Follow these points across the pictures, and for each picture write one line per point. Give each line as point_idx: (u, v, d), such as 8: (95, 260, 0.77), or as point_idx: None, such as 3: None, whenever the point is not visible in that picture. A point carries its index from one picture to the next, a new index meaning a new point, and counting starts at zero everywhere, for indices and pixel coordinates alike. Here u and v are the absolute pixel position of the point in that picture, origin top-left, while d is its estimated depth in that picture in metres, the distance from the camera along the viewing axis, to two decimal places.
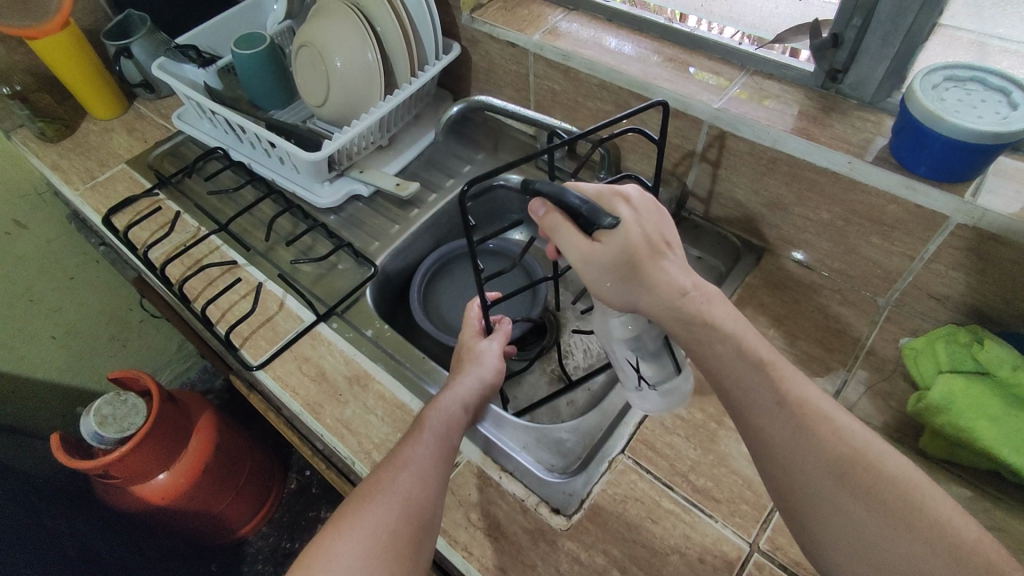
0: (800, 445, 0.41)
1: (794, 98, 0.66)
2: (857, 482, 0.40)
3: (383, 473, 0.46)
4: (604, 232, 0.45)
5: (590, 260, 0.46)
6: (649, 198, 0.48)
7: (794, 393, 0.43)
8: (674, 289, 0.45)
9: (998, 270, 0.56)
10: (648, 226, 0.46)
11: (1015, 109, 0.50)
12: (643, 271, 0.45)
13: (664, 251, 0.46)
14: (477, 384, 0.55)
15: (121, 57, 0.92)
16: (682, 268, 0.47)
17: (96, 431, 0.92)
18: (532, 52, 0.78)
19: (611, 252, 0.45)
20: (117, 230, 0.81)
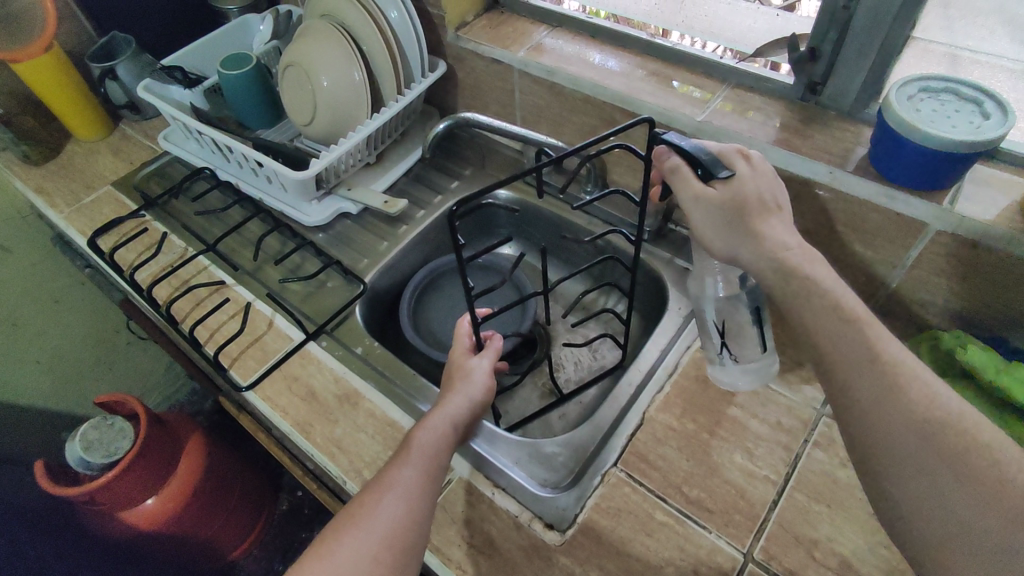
0: (892, 409, 0.40)
1: (775, 110, 0.67)
2: (953, 453, 0.38)
3: (367, 497, 0.45)
4: (720, 181, 0.49)
5: (701, 206, 0.49)
6: (771, 167, 0.51)
7: (891, 356, 0.41)
8: (772, 246, 0.47)
9: (979, 275, 0.57)
10: (762, 184, 0.49)
11: (988, 118, 0.51)
12: (751, 222, 0.48)
13: (775, 210, 0.49)
14: (467, 403, 0.54)
15: (106, 79, 0.91)
16: (789, 230, 0.48)
17: (82, 456, 0.90)
18: (517, 69, 0.79)
19: (723, 200, 0.48)
20: (103, 252, 0.80)
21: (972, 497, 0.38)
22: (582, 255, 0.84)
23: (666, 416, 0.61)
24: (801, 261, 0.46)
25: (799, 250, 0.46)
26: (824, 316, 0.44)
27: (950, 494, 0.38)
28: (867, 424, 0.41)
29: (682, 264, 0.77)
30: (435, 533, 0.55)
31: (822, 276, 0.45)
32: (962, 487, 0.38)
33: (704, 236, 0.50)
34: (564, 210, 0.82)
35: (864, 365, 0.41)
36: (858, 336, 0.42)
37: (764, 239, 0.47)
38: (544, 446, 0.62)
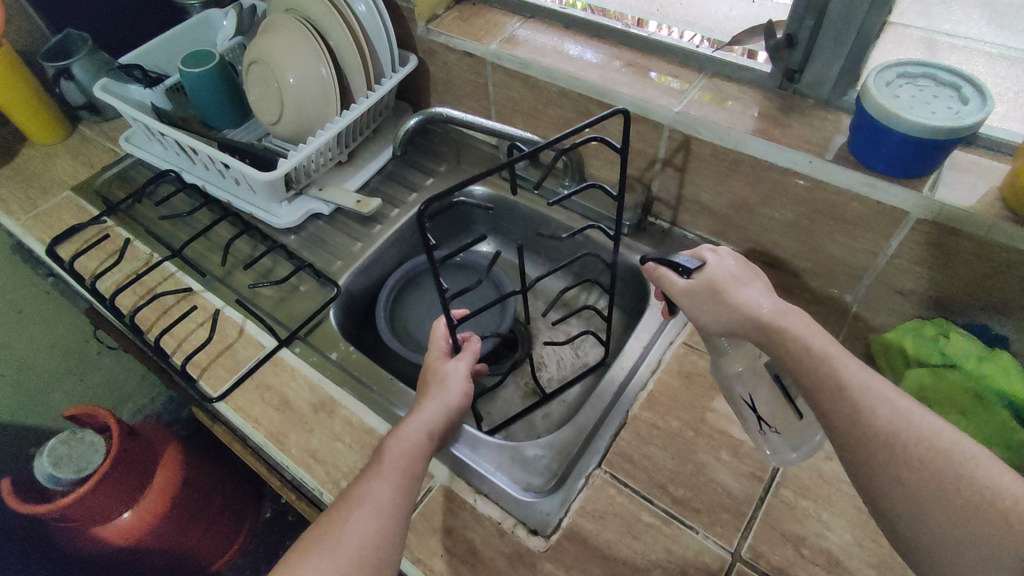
0: (862, 426, 0.39)
1: (753, 99, 0.66)
2: (929, 465, 0.37)
3: (334, 514, 0.44)
4: (693, 274, 0.50)
5: (685, 299, 0.50)
6: (739, 254, 0.52)
7: (856, 379, 0.40)
8: (748, 309, 0.46)
9: (959, 263, 0.56)
10: (733, 269, 0.49)
11: (966, 103, 0.50)
12: (727, 296, 0.47)
13: (751, 284, 0.48)
14: (444, 409, 0.53)
15: (61, 79, 0.88)
16: (764, 294, 0.47)
17: (51, 473, 0.87)
18: (490, 62, 0.77)
19: (699, 290, 0.49)
20: (62, 261, 0.76)
21: (959, 513, 0.36)
22: (562, 251, 0.83)
23: (650, 414, 0.60)
24: (777, 319, 0.45)
25: (777, 311, 0.45)
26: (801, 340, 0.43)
27: (934, 508, 0.36)
28: (844, 444, 0.40)
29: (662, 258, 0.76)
30: (416, 545, 0.53)
31: (795, 323, 0.44)
32: (942, 502, 0.36)
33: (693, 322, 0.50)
34: (541, 206, 0.80)
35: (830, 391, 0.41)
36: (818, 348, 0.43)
37: (740, 306, 0.46)
38: (526, 449, 0.60)
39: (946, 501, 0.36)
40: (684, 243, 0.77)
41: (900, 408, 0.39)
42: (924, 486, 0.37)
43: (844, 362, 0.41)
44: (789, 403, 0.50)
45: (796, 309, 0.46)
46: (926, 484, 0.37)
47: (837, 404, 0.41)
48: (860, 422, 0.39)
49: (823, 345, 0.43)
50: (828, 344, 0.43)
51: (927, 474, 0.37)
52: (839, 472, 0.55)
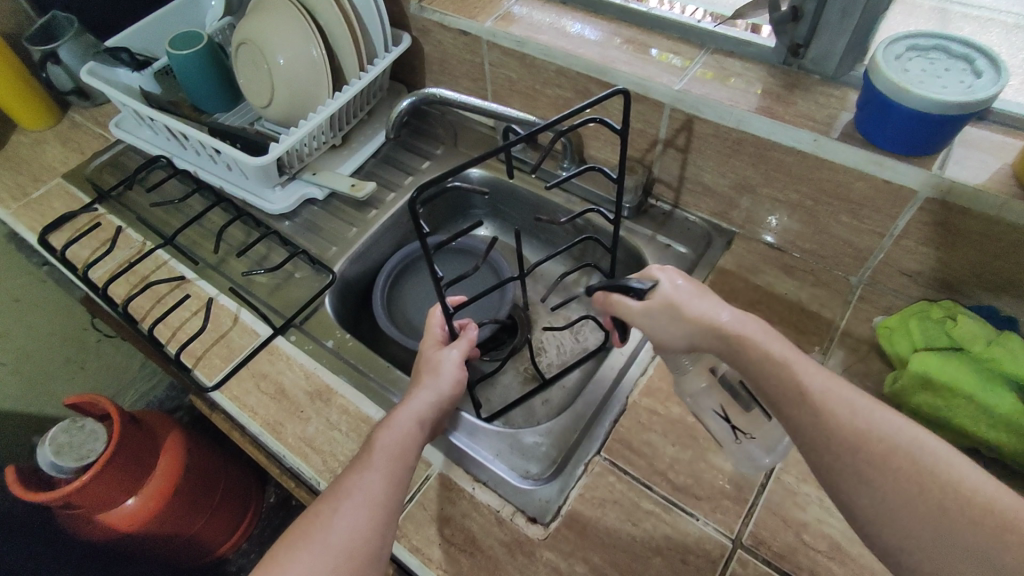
0: (827, 429, 0.39)
1: (756, 75, 0.63)
2: (898, 464, 0.37)
3: (324, 506, 0.43)
4: (648, 294, 0.48)
5: (644, 320, 0.48)
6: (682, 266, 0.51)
7: (816, 384, 0.40)
8: (708, 324, 0.45)
9: (968, 244, 0.54)
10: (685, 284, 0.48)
11: (979, 77, 0.48)
12: (685, 314, 0.46)
13: (705, 295, 0.47)
14: (435, 398, 0.52)
15: (47, 63, 0.86)
16: (718, 304, 0.47)
17: (53, 461, 0.86)
18: (485, 40, 0.75)
19: (658, 311, 0.47)
20: (55, 249, 0.75)
21: (929, 513, 0.36)
22: (560, 235, 0.81)
23: (649, 400, 0.59)
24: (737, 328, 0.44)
25: (738, 321, 0.45)
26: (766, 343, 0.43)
27: (905, 509, 0.36)
28: (813, 450, 0.39)
29: (662, 240, 0.74)
30: (414, 533, 0.53)
31: (755, 332, 0.44)
32: (913, 502, 0.36)
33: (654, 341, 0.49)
34: (539, 189, 0.79)
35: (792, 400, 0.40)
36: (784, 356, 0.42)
37: (702, 320, 0.45)
38: (525, 437, 0.60)
39: (918, 501, 0.36)
40: (685, 225, 0.75)
41: (860, 407, 0.39)
42: (896, 488, 0.36)
43: (802, 367, 0.41)
44: (756, 406, 0.50)
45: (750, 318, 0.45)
46: (901, 484, 0.36)
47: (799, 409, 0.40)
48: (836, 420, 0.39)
49: (782, 351, 0.43)
50: (785, 350, 0.43)
51: (897, 474, 0.37)
52: None
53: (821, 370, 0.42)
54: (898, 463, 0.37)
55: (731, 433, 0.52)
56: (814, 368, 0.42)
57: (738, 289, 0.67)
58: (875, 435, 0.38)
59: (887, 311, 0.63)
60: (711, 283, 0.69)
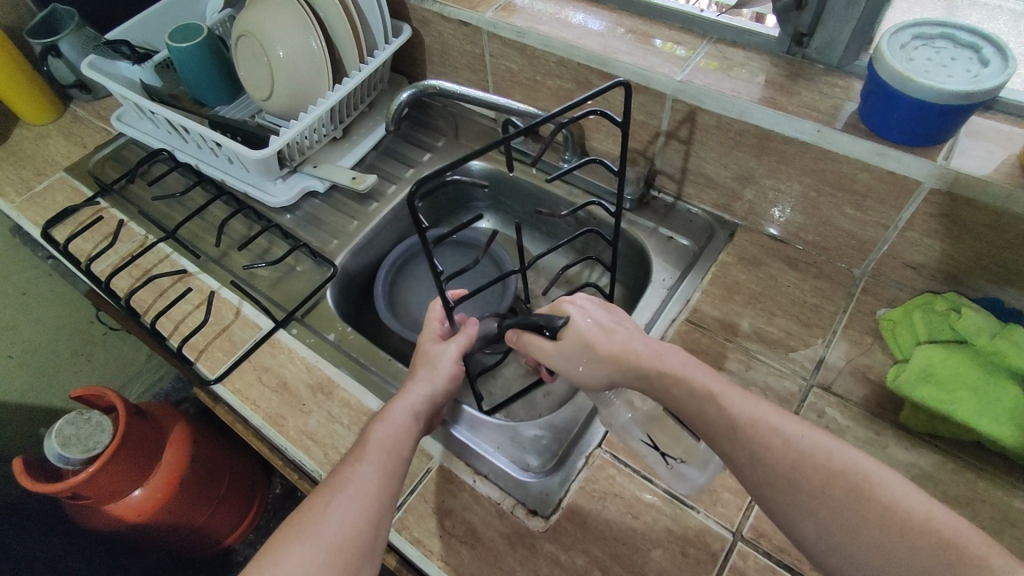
0: (761, 463, 0.39)
1: (760, 65, 0.63)
2: (833, 491, 0.37)
3: (317, 498, 0.44)
4: (561, 330, 0.49)
5: (561, 359, 0.49)
6: (595, 298, 0.52)
7: (745, 413, 0.41)
8: (623, 358, 0.46)
9: (973, 235, 0.54)
10: (598, 317, 0.49)
11: (986, 66, 0.47)
12: (599, 349, 0.47)
13: (618, 328, 0.48)
14: (432, 390, 0.52)
15: (49, 56, 0.86)
16: (637, 335, 0.47)
17: (59, 453, 0.86)
18: (486, 31, 0.74)
19: (572, 349, 0.48)
20: (58, 243, 0.76)
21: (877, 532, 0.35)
22: (562, 227, 0.81)
23: None
24: (654, 360, 0.45)
25: (650, 352, 0.45)
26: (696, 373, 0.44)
27: (848, 536, 0.36)
28: (756, 483, 0.39)
29: (665, 233, 0.74)
30: (415, 525, 0.53)
31: (676, 364, 0.44)
32: (853, 527, 0.36)
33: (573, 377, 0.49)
34: (540, 181, 0.78)
35: (728, 433, 0.40)
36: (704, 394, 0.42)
37: (616, 355, 0.46)
38: (525, 430, 0.59)
39: (859, 526, 0.36)
40: (688, 217, 0.75)
41: (790, 434, 0.39)
42: (836, 515, 0.36)
43: (729, 398, 0.42)
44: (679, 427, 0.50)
45: (662, 344, 0.46)
46: (841, 509, 0.36)
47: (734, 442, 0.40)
48: (784, 442, 0.39)
49: (705, 383, 0.43)
50: (708, 379, 0.43)
51: (835, 501, 0.37)
52: None
53: (747, 396, 0.42)
54: (838, 487, 0.37)
55: (663, 460, 0.52)
56: (741, 396, 0.42)
57: (739, 282, 0.67)
58: (809, 461, 0.38)
59: (890, 303, 0.63)
60: (712, 276, 0.68)
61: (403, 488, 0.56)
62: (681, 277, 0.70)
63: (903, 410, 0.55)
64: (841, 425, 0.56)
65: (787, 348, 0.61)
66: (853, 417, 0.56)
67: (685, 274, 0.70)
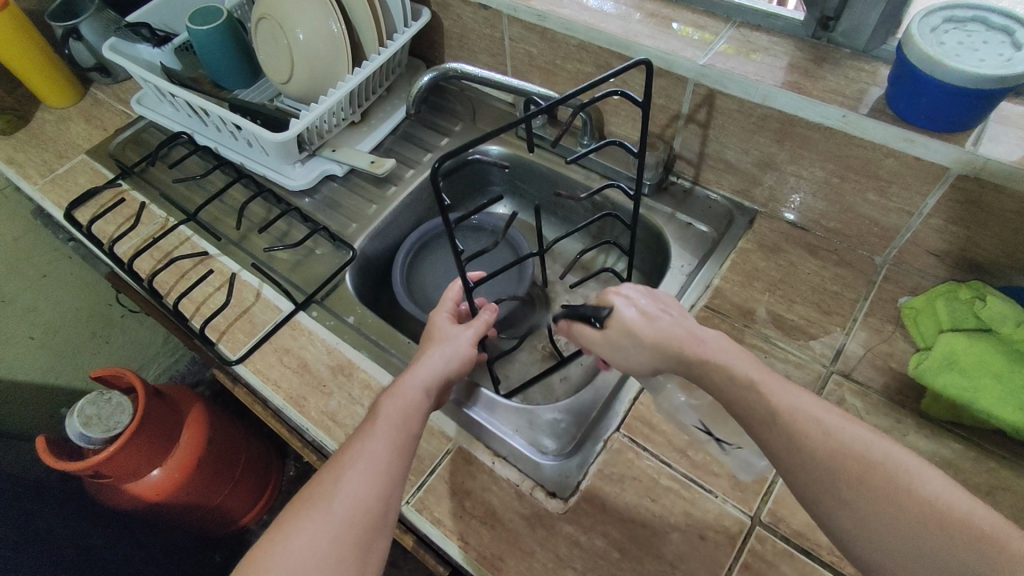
0: (799, 449, 0.38)
1: (784, 49, 0.62)
2: (863, 481, 0.36)
3: (326, 473, 0.44)
4: (606, 319, 0.50)
5: (604, 344, 0.50)
6: (645, 286, 0.52)
7: (778, 399, 0.41)
8: (664, 345, 0.46)
9: (999, 222, 0.53)
10: (647, 306, 0.49)
11: (1019, 49, 0.46)
12: (647, 337, 0.47)
13: (663, 315, 0.48)
14: (442, 365, 0.52)
15: (70, 39, 0.86)
16: (676, 320, 0.48)
17: (82, 432, 0.87)
18: (506, 14, 0.74)
19: (616, 336, 0.49)
20: (81, 225, 0.77)
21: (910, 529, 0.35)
22: (579, 212, 0.81)
23: None
24: (695, 346, 0.45)
25: (693, 339, 0.46)
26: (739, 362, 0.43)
27: (880, 524, 0.35)
28: (796, 466, 0.39)
29: (684, 219, 0.74)
30: (435, 505, 0.54)
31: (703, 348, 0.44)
32: (888, 521, 0.35)
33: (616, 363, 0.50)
34: (558, 165, 0.78)
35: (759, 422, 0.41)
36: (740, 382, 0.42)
37: (661, 341, 0.46)
38: (543, 414, 0.60)
39: (892, 516, 0.35)
40: (706, 203, 0.74)
41: (830, 424, 0.39)
42: (872, 505, 0.36)
43: (759, 383, 0.42)
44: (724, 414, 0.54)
45: (704, 329, 0.47)
46: (878, 496, 0.36)
47: (775, 426, 0.40)
48: (807, 432, 0.39)
49: (736, 371, 0.43)
50: (735, 365, 0.43)
51: (874, 490, 0.36)
52: None
53: (790, 387, 0.42)
54: (876, 474, 0.36)
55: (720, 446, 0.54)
56: (783, 386, 0.42)
57: (759, 269, 0.67)
58: (844, 451, 0.37)
59: (912, 291, 0.63)
60: (732, 262, 0.68)
61: (423, 468, 0.56)
62: (700, 263, 0.70)
63: (924, 399, 0.55)
64: (859, 412, 0.56)
65: (807, 336, 0.61)
66: (872, 404, 0.56)
67: (704, 260, 0.70)
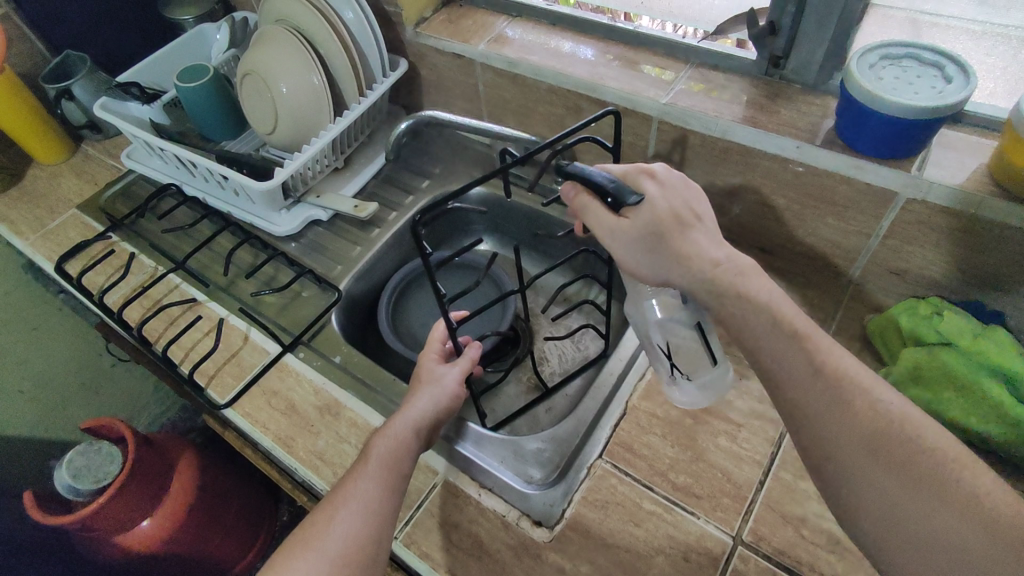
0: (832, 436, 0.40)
1: (739, 87, 0.66)
2: (892, 466, 0.38)
3: (320, 514, 0.45)
4: (631, 209, 0.47)
5: (616, 238, 0.48)
6: (678, 176, 0.50)
7: None
8: (701, 265, 0.47)
9: (952, 243, 0.56)
10: (675, 201, 0.48)
11: (950, 82, 0.50)
12: (672, 244, 0.47)
13: (693, 222, 0.48)
14: (432, 405, 0.54)
15: (62, 99, 0.90)
16: (714, 241, 0.48)
17: (70, 484, 0.88)
18: (479, 62, 0.78)
19: (636, 230, 0.47)
20: (71, 277, 0.78)
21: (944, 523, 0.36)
22: (558, 247, 0.84)
23: (649, 404, 0.61)
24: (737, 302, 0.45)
25: (731, 263, 0.46)
26: (781, 326, 0.43)
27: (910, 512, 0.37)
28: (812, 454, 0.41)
29: None
30: (423, 539, 0.54)
31: None
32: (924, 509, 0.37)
33: (621, 258, 0.49)
34: (535, 203, 0.81)
35: None
36: (787, 363, 0.42)
37: (690, 258, 0.47)
38: (528, 443, 0.62)
39: (924, 503, 0.37)
40: None
41: None
42: (906, 490, 0.37)
43: None
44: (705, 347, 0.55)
45: (742, 256, 0.47)
46: None
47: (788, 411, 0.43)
48: None
49: None
50: None
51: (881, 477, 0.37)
52: None
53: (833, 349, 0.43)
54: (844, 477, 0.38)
55: (670, 369, 0.56)
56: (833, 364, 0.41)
57: None
58: None
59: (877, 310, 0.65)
60: None
61: (409, 504, 0.57)
62: None
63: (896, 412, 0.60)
64: None
65: None
66: None
67: None
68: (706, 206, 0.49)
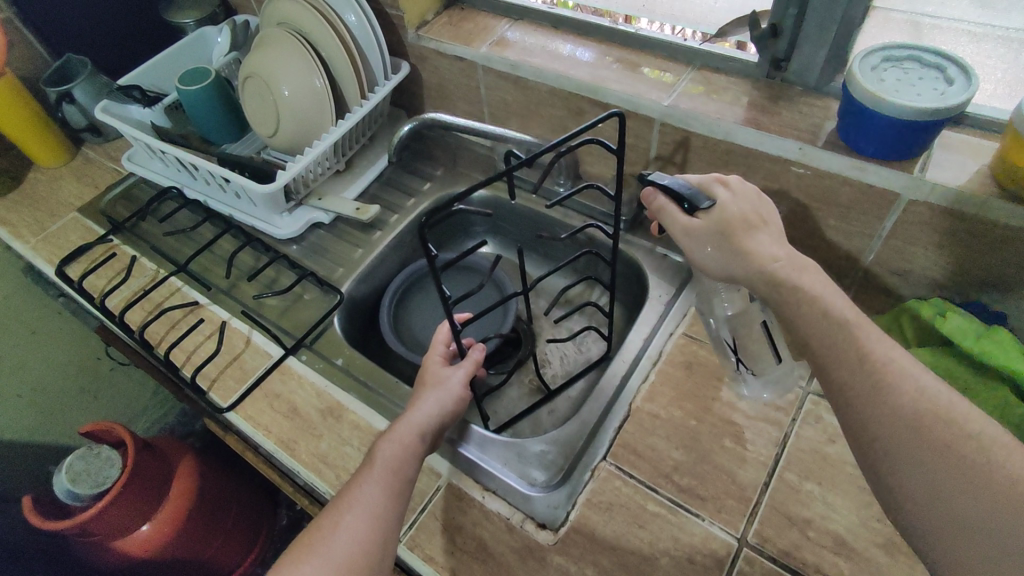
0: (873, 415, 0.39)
1: (741, 89, 0.66)
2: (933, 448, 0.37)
3: (325, 519, 0.45)
4: (703, 212, 0.50)
5: (688, 240, 0.51)
6: (752, 188, 0.52)
7: None
8: (757, 260, 0.47)
9: (955, 243, 0.56)
10: (745, 207, 0.50)
11: (952, 84, 0.51)
12: (737, 242, 0.48)
13: (761, 224, 0.49)
14: (436, 409, 0.53)
15: (63, 102, 0.89)
16: (776, 241, 0.48)
17: (69, 489, 0.88)
18: (481, 65, 0.78)
19: (706, 232, 0.50)
20: (72, 280, 0.78)
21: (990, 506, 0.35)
22: (560, 249, 0.84)
23: (652, 406, 0.61)
24: None
25: (789, 261, 0.46)
26: None
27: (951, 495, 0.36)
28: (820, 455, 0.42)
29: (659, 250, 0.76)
30: (427, 542, 0.54)
31: None
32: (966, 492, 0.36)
33: (693, 255, 0.51)
34: (537, 205, 0.82)
35: None
36: None
37: (754, 253, 0.47)
38: (531, 446, 0.62)
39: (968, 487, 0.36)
40: None
41: None
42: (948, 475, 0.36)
43: None
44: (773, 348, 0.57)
45: (801, 256, 0.48)
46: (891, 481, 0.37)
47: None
48: None
49: None
50: None
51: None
52: (842, 455, 0.55)
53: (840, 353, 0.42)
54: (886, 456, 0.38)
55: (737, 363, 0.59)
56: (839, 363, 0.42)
57: None
58: None
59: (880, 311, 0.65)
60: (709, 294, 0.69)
61: (413, 507, 0.57)
62: (676, 293, 0.72)
63: None
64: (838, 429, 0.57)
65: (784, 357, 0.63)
66: None
67: (680, 290, 0.72)
68: (775, 214, 0.51)
